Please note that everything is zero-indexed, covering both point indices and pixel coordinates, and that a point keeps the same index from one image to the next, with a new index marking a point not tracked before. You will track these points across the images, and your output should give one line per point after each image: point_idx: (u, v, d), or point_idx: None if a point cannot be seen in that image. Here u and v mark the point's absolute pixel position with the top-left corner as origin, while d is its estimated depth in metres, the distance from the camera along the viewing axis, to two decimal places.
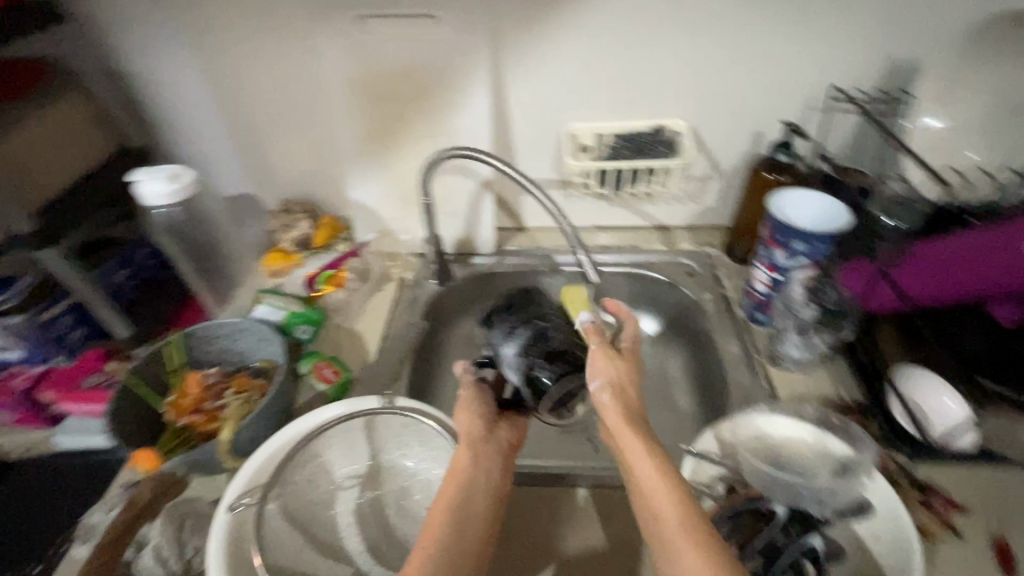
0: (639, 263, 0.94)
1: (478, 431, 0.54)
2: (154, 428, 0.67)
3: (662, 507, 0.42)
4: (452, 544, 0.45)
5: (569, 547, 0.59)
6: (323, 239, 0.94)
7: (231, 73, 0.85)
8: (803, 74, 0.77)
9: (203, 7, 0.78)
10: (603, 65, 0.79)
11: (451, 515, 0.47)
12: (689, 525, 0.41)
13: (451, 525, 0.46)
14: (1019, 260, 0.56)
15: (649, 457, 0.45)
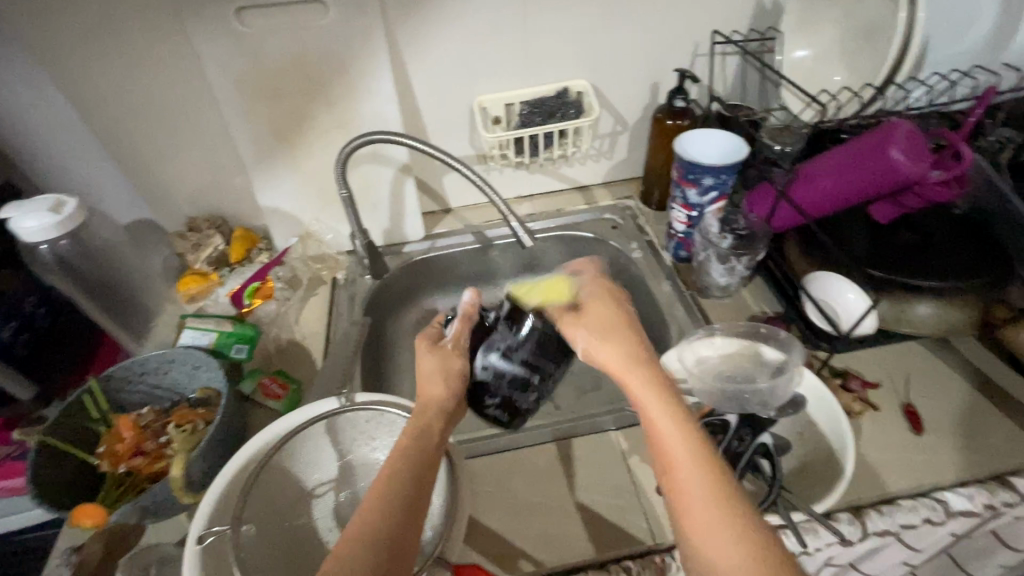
0: (566, 225, 0.98)
1: (439, 398, 0.50)
2: (90, 484, 0.61)
3: (682, 474, 0.40)
4: (377, 530, 0.39)
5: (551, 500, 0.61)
6: (239, 253, 0.89)
7: (97, 87, 0.76)
8: (687, 21, 0.81)
9: (46, 15, 0.69)
10: (501, 35, 0.80)
11: (381, 498, 0.41)
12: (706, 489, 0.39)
13: (378, 506, 0.41)
14: (881, 165, 0.63)
15: (661, 425, 0.42)
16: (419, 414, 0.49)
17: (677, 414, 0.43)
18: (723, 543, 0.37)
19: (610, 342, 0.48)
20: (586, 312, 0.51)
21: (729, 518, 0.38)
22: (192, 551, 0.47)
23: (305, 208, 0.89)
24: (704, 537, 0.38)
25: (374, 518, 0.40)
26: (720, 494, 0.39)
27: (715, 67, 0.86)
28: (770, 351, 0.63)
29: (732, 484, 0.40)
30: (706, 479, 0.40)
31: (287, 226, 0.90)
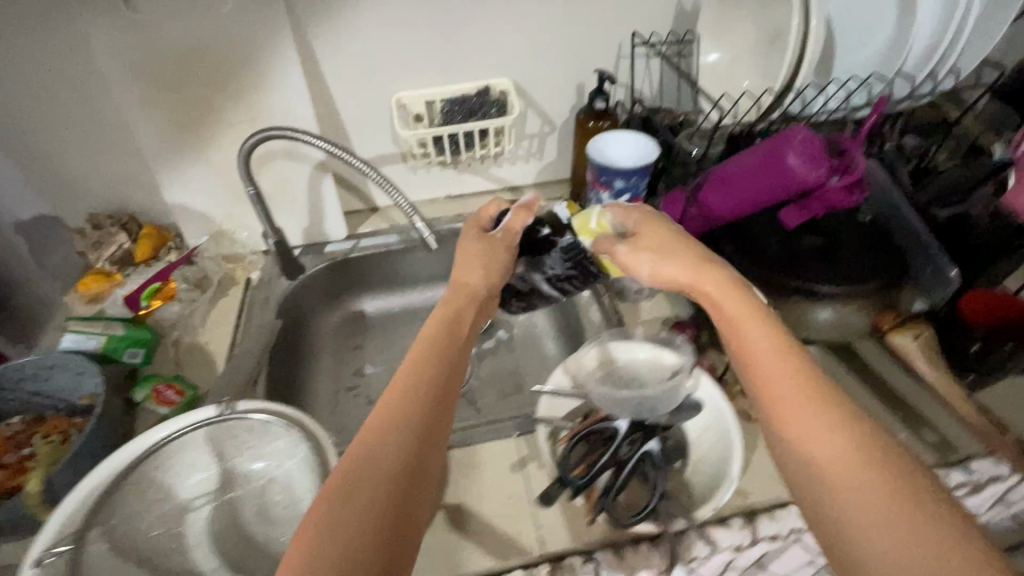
0: None
1: (476, 289, 0.54)
2: None
3: (774, 368, 0.42)
4: (396, 431, 0.39)
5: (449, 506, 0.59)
6: (145, 251, 0.84)
7: None
8: (606, 21, 0.81)
9: None
10: (416, 31, 0.78)
11: (424, 367, 0.43)
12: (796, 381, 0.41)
13: (419, 370, 0.43)
14: (787, 172, 0.63)
15: (761, 324, 0.45)
16: (453, 300, 0.52)
17: (757, 313, 0.46)
18: (805, 412, 0.39)
19: (673, 254, 0.52)
20: (643, 238, 0.56)
21: (810, 390, 0.40)
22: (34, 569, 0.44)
23: (216, 205, 0.85)
24: (787, 408, 0.40)
25: (422, 380, 0.42)
26: (798, 372, 0.42)
27: (636, 68, 0.86)
28: (670, 354, 0.63)
29: (806, 362, 0.42)
30: (779, 360, 0.42)
31: (199, 223, 0.86)
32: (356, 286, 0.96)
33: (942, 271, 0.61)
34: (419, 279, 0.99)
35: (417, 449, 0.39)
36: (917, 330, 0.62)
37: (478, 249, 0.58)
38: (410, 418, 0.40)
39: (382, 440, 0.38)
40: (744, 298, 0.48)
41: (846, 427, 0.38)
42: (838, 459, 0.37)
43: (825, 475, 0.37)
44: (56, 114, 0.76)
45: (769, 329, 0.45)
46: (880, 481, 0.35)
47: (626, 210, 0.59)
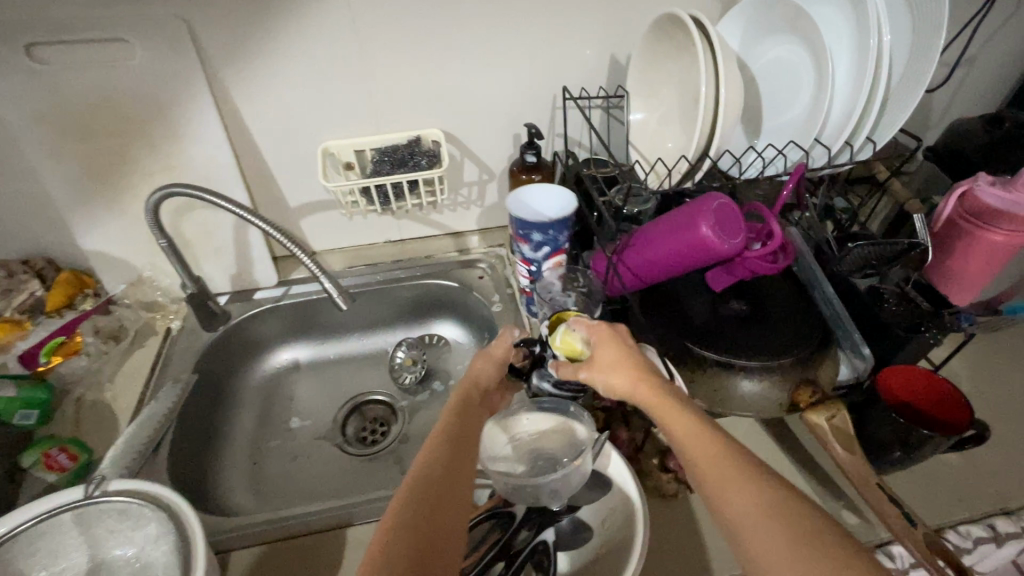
0: (434, 274, 0.95)
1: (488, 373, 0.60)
2: None
3: (698, 452, 0.44)
4: (432, 474, 0.45)
5: None
6: (56, 302, 0.80)
7: None
8: (535, 75, 0.80)
9: None
10: (340, 81, 0.76)
11: (455, 430, 0.50)
12: (720, 464, 0.43)
13: (447, 433, 0.49)
14: (693, 241, 0.62)
15: (681, 414, 0.47)
16: (470, 379, 0.59)
17: (674, 406, 0.48)
18: (735, 492, 0.41)
19: (617, 366, 0.54)
20: (593, 348, 0.57)
21: (743, 469, 0.42)
22: None
23: (136, 252, 0.82)
24: (722, 490, 0.42)
25: (452, 439, 0.49)
26: (723, 452, 0.43)
27: (569, 121, 0.86)
28: (580, 428, 0.60)
29: (728, 441, 0.44)
30: (708, 443, 0.44)
31: (118, 272, 0.84)
32: (289, 334, 0.94)
33: (856, 351, 0.61)
34: (357, 327, 0.97)
35: (448, 486, 0.44)
36: (831, 410, 0.58)
37: (489, 360, 0.61)
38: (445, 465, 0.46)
39: (424, 483, 0.44)
40: (662, 392, 0.50)
41: (768, 509, 0.39)
42: (768, 539, 0.38)
43: (759, 555, 0.38)
44: None
45: (692, 419, 0.47)
46: (806, 557, 0.36)
47: (588, 322, 0.59)
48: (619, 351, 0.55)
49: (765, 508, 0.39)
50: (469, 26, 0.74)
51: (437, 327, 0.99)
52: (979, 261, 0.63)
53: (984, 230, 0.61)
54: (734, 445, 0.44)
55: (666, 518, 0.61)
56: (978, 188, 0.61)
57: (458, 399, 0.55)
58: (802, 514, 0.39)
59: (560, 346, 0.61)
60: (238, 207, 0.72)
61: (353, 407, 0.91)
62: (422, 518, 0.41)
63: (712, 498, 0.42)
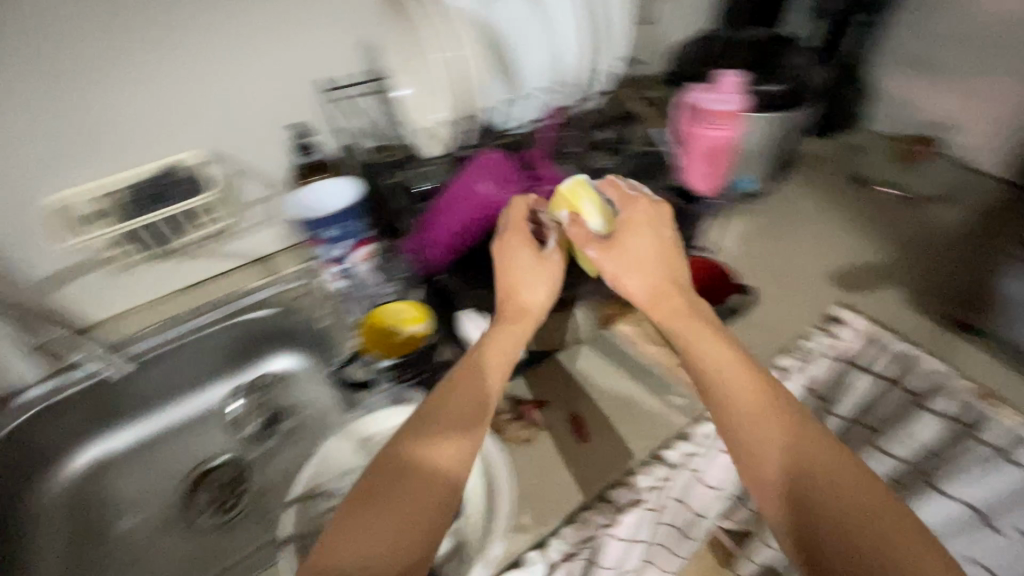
0: (248, 307, 0.86)
1: (537, 303, 0.58)
2: None
3: (732, 383, 0.51)
4: (441, 470, 0.45)
5: None
6: None
7: None
8: (282, 73, 0.75)
9: None
10: (31, 124, 0.63)
11: (459, 412, 0.49)
12: (758, 399, 0.50)
13: (445, 417, 0.48)
14: (472, 201, 0.66)
15: (720, 342, 0.54)
16: (497, 328, 0.56)
17: (709, 330, 0.55)
18: (775, 439, 0.48)
19: (639, 271, 0.58)
20: (623, 228, 0.59)
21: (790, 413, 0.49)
22: None
23: None
24: (779, 428, 0.48)
25: (449, 424, 0.48)
26: (762, 394, 0.50)
27: (340, 113, 0.82)
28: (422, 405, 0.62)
29: (761, 380, 0.51)
30: (746, 380, 0.51)
31: None
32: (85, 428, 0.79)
33: None
34: (173, 392, 0.85)
35: (455, 485, 0.45)
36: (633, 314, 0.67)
37: (520, 245, 0.59)
38: (432, 461, 0.45)
39: (422, 460, 0.46)
40: (699, 317, 0.56)
41: (804, 444, 0.47)
42: (793, 467, 0.46)
43: (813, 487, 0.45)
44: None
45: (727, 351, 0.53)
46: (832, 479, 0.45)
47: (633, 203, 0.61)
48: (649, 244, 0.59)
49: (797, 446, 0.47)
50: (182, 32, 0.66)
51: (270, 363, 0.90)
52: (708, 160, 0.72)
53: (703, 129, 0.69)
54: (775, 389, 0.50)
55: (527, 464, 0.63)
56: (692, 95, 0.69)
57: (475, 363, 0.53)
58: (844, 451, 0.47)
59: (564, 193, 0.60)
60: None
61: (196, 477, 0.80)
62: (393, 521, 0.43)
63: (753, 435, 0.48)
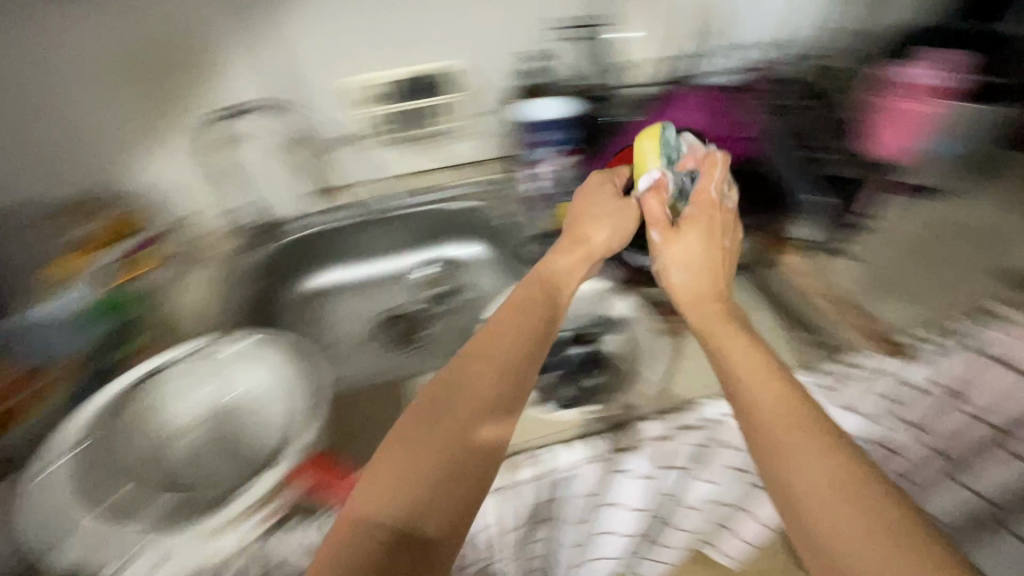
0: (448, 198, 1.04)
1: (660, 219, 0.69)
2: None
3: (793, 439, 0.46)
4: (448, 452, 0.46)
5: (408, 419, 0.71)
6: (113, 236, 0.83)
7: None
8: (532, 7, 0.90)
9: None
10: (355, 20, 0.84)
11: (428, 449, 0.46)
12: (864, 476, 0.43)
13: (468, 430, 0.48)
14: (669, 129, 0.87)
15: (802, 404, 0.48)
16: (489, 334, 0.56)
17: (788, 387, 0.50)
18: (861, 531, 0.40)
19: (698, 271, 0.67)
20: (681, 234, 0.68)
21: (784, 407, 0.48)
22: (70, 456, 0.59)
23: (178, 185, 0.90)
24: (773, 428, 0.47)
25: (424, 454, 0.46)
26: (859, 475, 0.43)
27: (560, 51, 0.96)
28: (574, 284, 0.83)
29: (857, 458, 0.44)
30: (827, 457, 0.44)
31: (164, 206, 0.91)
32: (320, 261, 1.03)
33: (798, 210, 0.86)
34: (373, 252, 1.05)
35: (454, 469, 0.46)
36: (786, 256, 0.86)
37: (610, 188, 0.74)
38: (475, 433, 0.48)
39: (432, 426, 0.48)
40: (773, 372, 0.51)
41: (907, 546, 0.39)
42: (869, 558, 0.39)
43: (817, 502, 0.42)
44: None
45: (816, 413, 0.47)
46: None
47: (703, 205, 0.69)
48: (699, 249, 0.67)
49: (910, 546, 0.38)
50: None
51: (453, 249, 1.07)
52: (896, 129, 0.90)
53: (902, 103, 0.89)
54: (794, 394, 0.49)
55: None
56: (897, 76, 0.90)
57: (458, 383, 0.51)
58: (949, 569, 0.37)
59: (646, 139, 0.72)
60: None
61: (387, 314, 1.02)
62: (430, 489, 0.44)
63: (823, 511, 0.42)
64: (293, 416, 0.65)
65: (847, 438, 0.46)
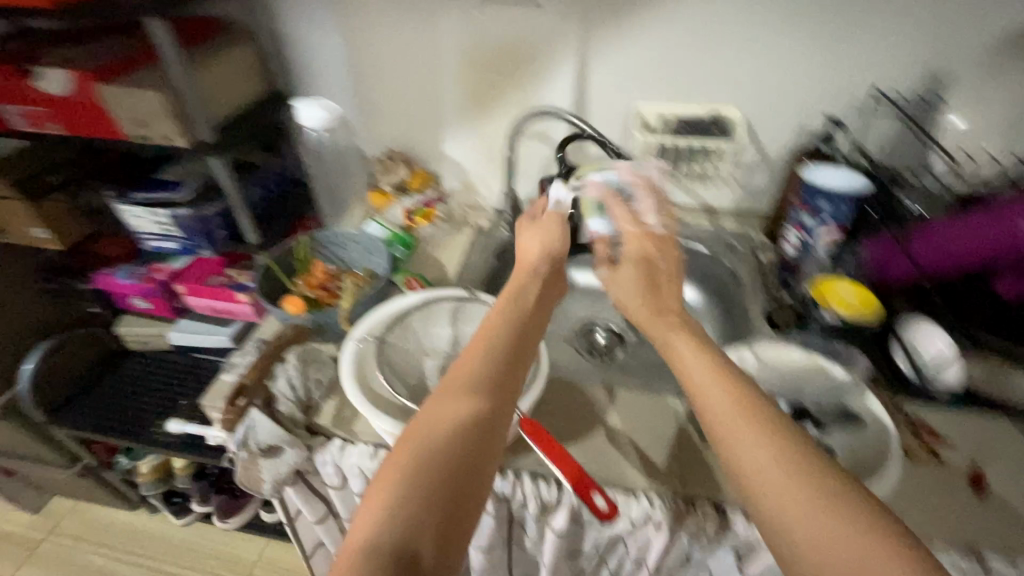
0: (688, 236, 1.06)
1: (532, 261, 0.71)
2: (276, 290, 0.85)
3: (728, 424, 0.47)
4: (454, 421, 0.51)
5: (611, 422, 0.73)
6: (418, 184, 1.11)
7: (370, 52, 1.03)
8: (853, 74, 0.89)
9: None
10: (674, 54, 0.93)
11: (434, 414, 0.51)
12: (780, 455, 0.44)
13: (464, 400, 0.52)
14: (1006, 234, 0.69)
15: (718, 390, 0.49)
16: (454, 366, 0.57)
17: (718, 379, 0.50)
18: (785, 506, 0.41)
19: (631, 288, 0.66)
20: (625, 263, 0.71)
21: (738, 397, 0.48)
22: (353, 343, 0.68)
23: (472, 162, 1.11)
24: (722, 422, 0.47)
25: (434, 423, 0.51)
26: (784, 462, 0.43)
27: (868, 125, 0.94)
28: (850, 368, 0.69)
29: (788, 446, 0.44)
30: (755, 438, 0.45)
31: (455, 173, 1.13)
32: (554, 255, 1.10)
33: None
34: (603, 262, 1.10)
35: (468, 432, 0.50)
36: None
37: (551, 222, 0.77)
38: (480, 402, 0.52)
39: (441, 415, 0.51)
40: (715, 361, 0.52)
41: (846, 521, 0.40)
42: (812, 529, 0.40)
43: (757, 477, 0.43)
44: (398, 80, 1.06)
45: (727, 396, 0.48)
46: (879, 548, 0.38)
47: (639, 236, 0.72)
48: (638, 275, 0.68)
49: (848, 516, 0.40)
50: (818, 7, 0.84)
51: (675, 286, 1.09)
52: None
53: None
54: (727, 384, 0.49)
55: (917, 476, 0.62)
56: None
57: (455, 374, 0.55)
58: (866, 528, 0.39)
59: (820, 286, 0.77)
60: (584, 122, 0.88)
61: (589, 325, 1.09)
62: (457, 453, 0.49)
63: (758, 488, 0.43)
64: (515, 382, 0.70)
65: (794, 428, 0.46)
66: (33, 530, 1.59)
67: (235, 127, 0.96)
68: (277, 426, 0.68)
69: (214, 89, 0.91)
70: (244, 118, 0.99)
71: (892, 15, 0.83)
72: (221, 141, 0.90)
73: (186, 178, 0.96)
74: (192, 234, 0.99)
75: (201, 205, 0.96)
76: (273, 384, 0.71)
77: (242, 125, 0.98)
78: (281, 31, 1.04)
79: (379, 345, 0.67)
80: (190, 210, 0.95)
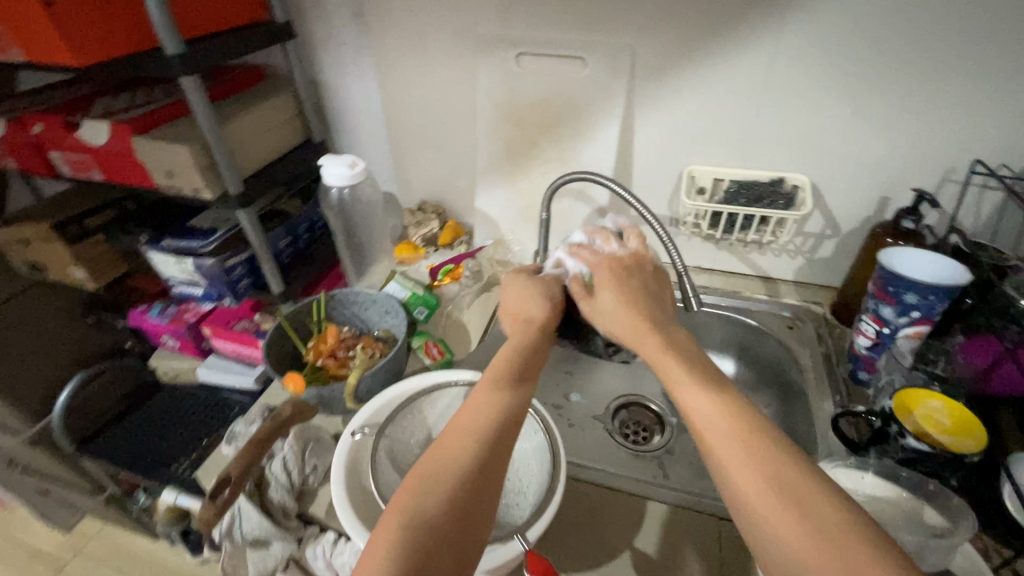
0: (741, 309, 0.94)
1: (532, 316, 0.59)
2: (286, 355, 0.81)
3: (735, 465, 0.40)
4: (451, 472, 0.44)
5: (639, 542, 0.62)
6: (447, 238, 1.07)
7: (405, 103, 1.00)
8: (948, 140, 0.77)
9: (395, 49, 0.94)
10: (731, 114, 0.84)
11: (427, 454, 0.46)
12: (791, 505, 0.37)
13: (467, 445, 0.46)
14: None
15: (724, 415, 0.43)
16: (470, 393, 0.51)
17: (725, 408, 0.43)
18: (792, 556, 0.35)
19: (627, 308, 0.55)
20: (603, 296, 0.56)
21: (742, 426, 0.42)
22: (348, 438, 0.61)
23: (506, 218, 1.04)
24: (725, 447, 0.41)
25: (433, 469, 0.44)
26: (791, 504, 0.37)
27: (967, 199, 0.80)
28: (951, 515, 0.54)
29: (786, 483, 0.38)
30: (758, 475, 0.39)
31: (488, 229, 1.07)
32: None
33: None
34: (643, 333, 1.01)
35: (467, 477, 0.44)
36: None
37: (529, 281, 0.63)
38: (475, 427, 0.47)
39: (435, 452, 0.46)
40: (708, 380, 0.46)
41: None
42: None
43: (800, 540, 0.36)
44: (433, 132, 1.02)
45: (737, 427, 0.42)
46: None
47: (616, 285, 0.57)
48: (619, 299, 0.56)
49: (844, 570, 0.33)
50: (906, 68, 0.73)
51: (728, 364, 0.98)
52: None
53: None
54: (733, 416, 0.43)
55: None
56: None
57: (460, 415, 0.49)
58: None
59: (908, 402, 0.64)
60: (620, 187, 0.80)
61: (625, 403, 0.98)
62: (446, 496, 0.43)
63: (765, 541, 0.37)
64: (525, 492, 0.60)
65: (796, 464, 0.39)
66: (60, 551, 1.61)
67: (263, 177, 0.94)
68: (263, 516, 0.62)
69: (246, 140, 0.90)
70: (275, 168, 0.97)
71: (999, 78, 0.70)
72: (246, 193, 0.87)
73: (215, 228, 0.95)
74: (216, 284, 0.98)
75: (226, 254, 0.95)
76: (268, 465, 0.65)
77: (272, 174, 0.95)
78: (321, 83, 1.04)
79: (374, 444, 0.60)
80: (213, 261, 0.94)
